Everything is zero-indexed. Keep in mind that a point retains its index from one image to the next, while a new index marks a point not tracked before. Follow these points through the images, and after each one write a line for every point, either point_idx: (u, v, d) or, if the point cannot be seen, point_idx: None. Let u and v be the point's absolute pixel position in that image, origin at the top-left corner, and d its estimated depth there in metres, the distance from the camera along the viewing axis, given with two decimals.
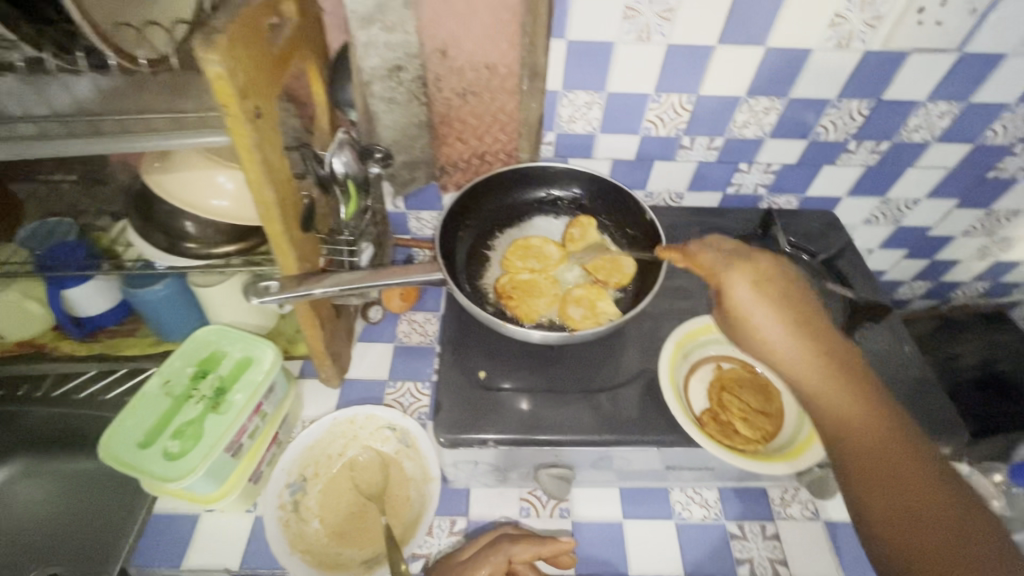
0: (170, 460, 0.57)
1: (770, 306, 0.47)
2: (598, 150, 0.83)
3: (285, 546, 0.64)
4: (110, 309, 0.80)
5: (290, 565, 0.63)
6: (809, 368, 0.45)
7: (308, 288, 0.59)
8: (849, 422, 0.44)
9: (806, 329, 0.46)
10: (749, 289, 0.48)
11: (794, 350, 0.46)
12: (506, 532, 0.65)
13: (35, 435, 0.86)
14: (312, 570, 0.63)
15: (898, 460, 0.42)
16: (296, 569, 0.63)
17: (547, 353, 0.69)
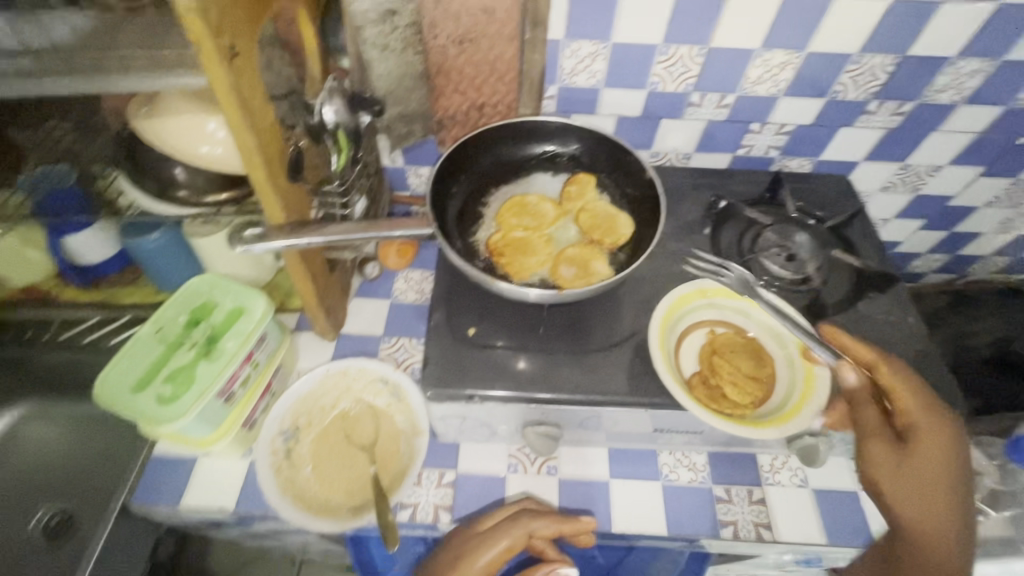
0: (161, 404, 0.59)
1: (924, 416, 0.55)
2: (601, 106, 0.80)
3: (277, 491, 0.66)
4: (111, 257, 0.81)
5: (281, 508, 0.65)
6: (932, 512, 0.53)
7: (298, 238, 0.59)
8: (943, 520, 0.53)
9: (945, 484, 0.53)
10: (928, 440, 0.54)
11: (931, 474, 0.53)
12: (528, 507, 0.66)
13: (45, 376, 0.91)
14: (302, 514, 0.65)
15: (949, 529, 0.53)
16: (287, 513, 0.65)
17: (539, 313, 0.68)
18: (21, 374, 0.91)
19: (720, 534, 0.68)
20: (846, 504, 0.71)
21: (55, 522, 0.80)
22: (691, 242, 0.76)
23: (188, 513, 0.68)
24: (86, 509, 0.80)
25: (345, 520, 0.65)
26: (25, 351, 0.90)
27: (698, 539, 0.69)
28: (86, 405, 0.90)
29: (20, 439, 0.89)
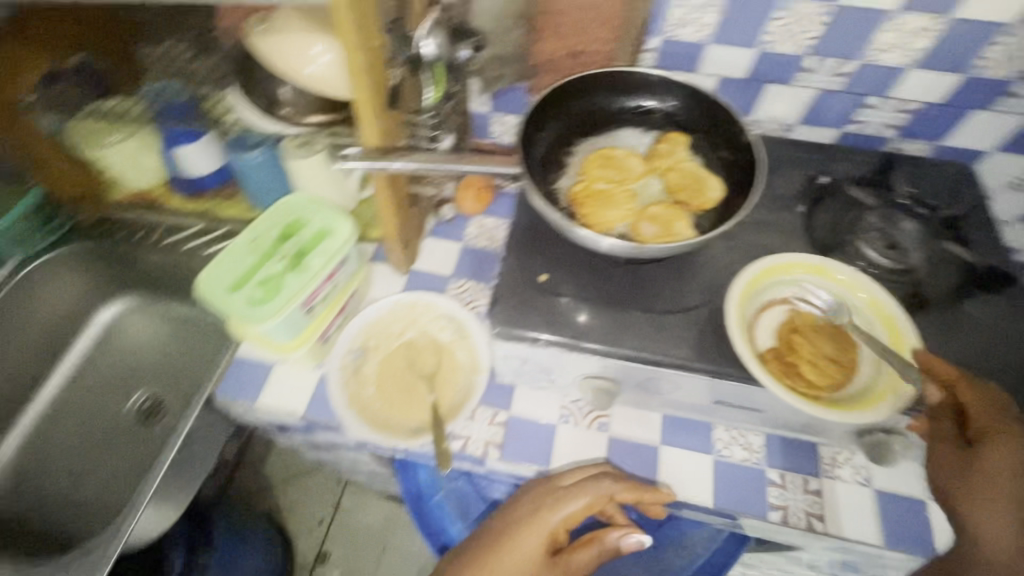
0: (253, 305, 0.63)
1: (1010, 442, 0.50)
2: (704, 63, 0.76)
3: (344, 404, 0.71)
4: (213, 171, 0.87)
5: (347, 420, 0.70)
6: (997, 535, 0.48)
7: (386, 163, 0.60)
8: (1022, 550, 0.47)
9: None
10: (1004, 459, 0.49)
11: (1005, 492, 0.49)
12: (606, 471, 0.66)
13: (143, 275, 0.98)
14: (363, 427, 0.69)
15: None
16: (352, 425, 0.70)
17: (612, 269, 0.67)
18: (122, 272, 0.98)
19: (768, 516, 0.67)
20: (911, 510, 0.67)
21: (147, 404, 0.95)
22: (782, 217, 0.72)
23: (263, 412, 0.75)
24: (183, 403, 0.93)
25: (403, 439, 0.69)
26: (123, 249, 0.94)
27: (743, 517, 0.67)
28: (173, 308, 0.99)
29: (120, 332, 1.00)
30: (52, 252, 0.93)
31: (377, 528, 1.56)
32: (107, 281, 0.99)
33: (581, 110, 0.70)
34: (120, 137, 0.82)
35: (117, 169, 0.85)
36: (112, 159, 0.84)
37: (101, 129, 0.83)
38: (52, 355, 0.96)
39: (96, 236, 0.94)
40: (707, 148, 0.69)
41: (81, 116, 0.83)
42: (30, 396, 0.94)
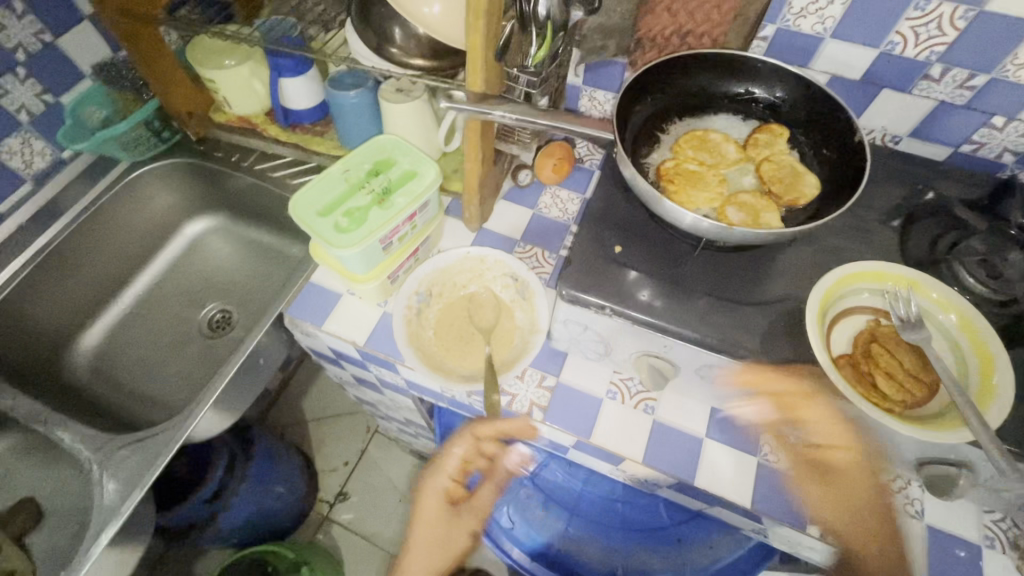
0: (338, 231, 0.67)
1: (839, 447, 0.64)
2: (818, 58, 0.73)
3: (405, 341, 0.73)
4: (312, 107, 0.92)
5: (404, 355, 0.72)
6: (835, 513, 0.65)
7: (489, 109, 0.62)
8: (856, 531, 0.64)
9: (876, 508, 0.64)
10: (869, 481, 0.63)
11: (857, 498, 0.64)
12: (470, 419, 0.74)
13: (231, 196, 1.04)
14: (419, 364, 0.72)
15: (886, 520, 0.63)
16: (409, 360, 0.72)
17: (689, 251, 0.66)
18: (214, 191, 1.05)
19: (807, 529, 0.65)
20: (963, 553, 0.63)
21: (218, 316, 1.03)
22: (876, 229, 0.69)
23: (326, 336, 0.79)
24: (257, 318, 1.02)
25: (455, 383, 0.71)
26: (217, 167, 0.99)
27: (780, 524, 0.66)
28: (254, 232, 1.08)
29: (205, 246, 1.08)
30: (155, 161, 0.98)
31: (397, 478, 1.62)
32: (203, 198, 1.06)
33: (683, 88, 0.68)
34: (237, 62, 0.86)
35: (228, 95, 0.90)
36: (225, 83, 0.88)
37: (218, 53, 0.87)
38: (142, 259, 1.04)
39: (196, 151, 1.00)
40: (808, 144, 0.66)
41: (204, 37, 0.87)
42: (117, 293, 1.01)
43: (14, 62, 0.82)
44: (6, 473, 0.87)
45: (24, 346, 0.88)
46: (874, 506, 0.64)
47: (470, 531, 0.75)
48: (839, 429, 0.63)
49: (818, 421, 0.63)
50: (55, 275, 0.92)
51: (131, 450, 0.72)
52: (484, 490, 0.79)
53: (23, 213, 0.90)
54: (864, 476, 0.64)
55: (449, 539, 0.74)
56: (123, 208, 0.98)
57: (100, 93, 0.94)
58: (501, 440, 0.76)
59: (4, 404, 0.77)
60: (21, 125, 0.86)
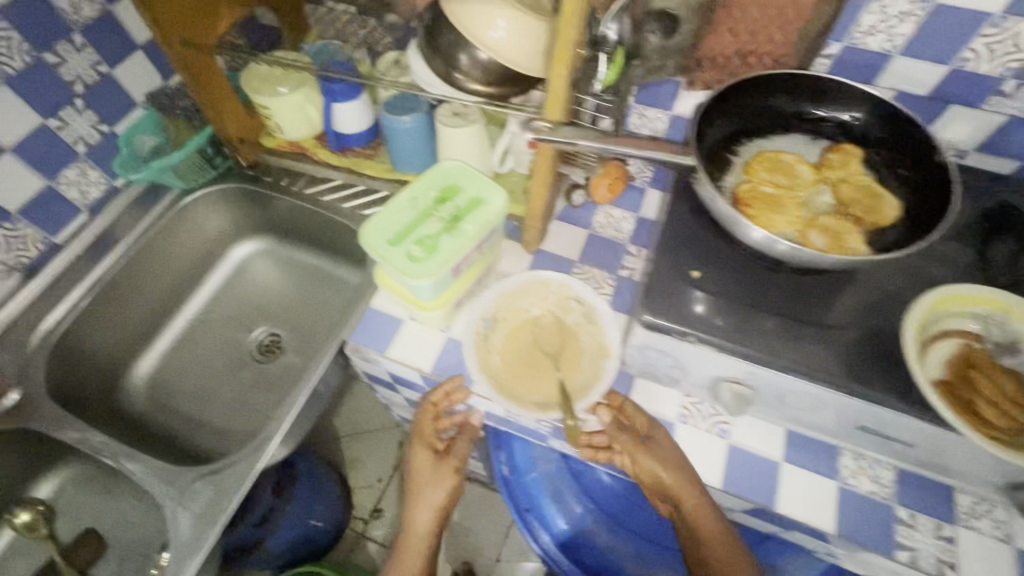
0: (411, 261, 0.66)
1: (675, 475, 0.66)
2: (884, 75, 0.72)
3: (475, 369, 0.73)
4: (362, 131, 0.91)
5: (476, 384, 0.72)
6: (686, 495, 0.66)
7: (573, 140, 0.61)
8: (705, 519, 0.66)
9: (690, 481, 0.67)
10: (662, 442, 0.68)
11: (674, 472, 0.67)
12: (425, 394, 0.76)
13: (277, 219, 1.05)
14: (491, 392, 0.72)
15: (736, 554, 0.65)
16: (481, 389, 0.72)
17: (767, 276, 0.65)
18: (260, 213, 1.05)
19: (896, 555, 0.64)
20: None
21: (268, 340, 1.03)
22: (952, 247, 0.68)
23: (391, 363, 0.79)
24: (305, 343, 1.02)
25: (529, 412, 0.70)
26: (267, 192, 1.00)
27: (868, 551, 0.65)
28: (301, 255, 1.08)
29: (251, 270, 1.08)
30: (207, 188, 0.99)
31: None
32: (250, 222, 1.07)
33: (753, 109, 0.68)
34: (291, 89, 0.86)
35: (281, 121, 0.90)
36: (280, 110, 0.87)
37: (272, 81, 0.87)
38: (192, 284, 1.04)
39: (247, 177, 1.01)
40: (882, 163, 0.66)
41: (258, 64, 0.88)
42: (170, 319, 1.01)
43: (73, 95, 0.82)
44: (67, 505, 0.87)
45: (84, 378, 0.88)
46: (708, 530, 0.65)
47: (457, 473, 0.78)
48: (663, 449, 0.68)
49: (655, 446, 0.68)
50: (113, 303, 0.92)
51: (205, 484, 0.72)
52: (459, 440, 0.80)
53: (78, 243, 0.91)
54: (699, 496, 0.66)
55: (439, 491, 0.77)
56: (175, 235, 0.98)
57: (152, 120, 0.94)
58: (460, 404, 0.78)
59: (73, 437, 0.78)
60: (77, 156, 0.86)
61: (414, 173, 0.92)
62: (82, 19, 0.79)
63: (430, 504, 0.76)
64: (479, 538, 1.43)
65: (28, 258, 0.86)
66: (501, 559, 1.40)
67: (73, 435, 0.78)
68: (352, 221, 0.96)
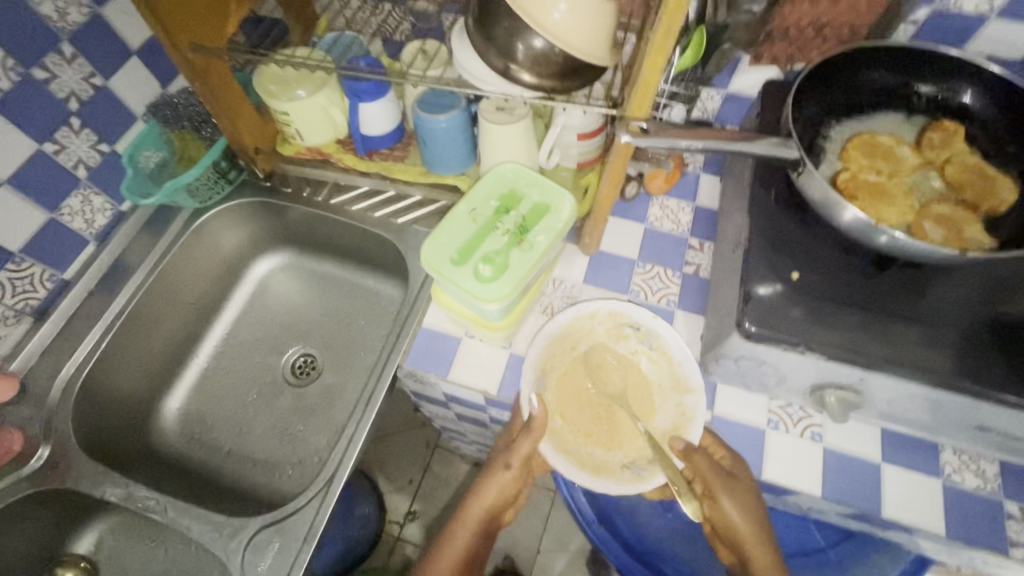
0: (481, 282, 0.60)
1: (750, 529, 0.60)
2: (975, 40, 0.66)
3: (553, 451, 0.67)
4: (389, 131, 0.83)
5: (561, 468, 0.66)
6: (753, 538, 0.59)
7: (671, 139, 0.53)
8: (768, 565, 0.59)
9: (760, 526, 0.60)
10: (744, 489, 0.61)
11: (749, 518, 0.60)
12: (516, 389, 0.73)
13: (299, 230, 0.97)
14: (576, 469, 0.66)
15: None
16: (567, 471, 0.66)
17: (871, 274, 0.60)
18: (280, 226, 0.97)
19: (1010, 553, 0.61)
20: None
21: (302, 361, 0.96)
22: None
23: (453, 386, 0.73)
24: (342, 363, 0.95)
25: (625, 480, 0.66)
26: (286, 204, 0.92)
27: (980, 551, 0.62)
28: (327, 266, 1.01)
29: (274, 288, 1.01)
30: (222, 203, 0.91)
31: None
32: (270, 235, 0.99)
33: (840, 89, 0.62)
34: (311, 91, 0.77)
35: (301, 127, 0.81)
36: (300, 115, 0.79)
37: (289, 84, 0.78)
38: (214, 307, 0.97)
39: (264, 188, 0.92)
40: (986, 141, 0.61)
41: (271, 63, 0.79)
42: (195, 347, 0.94)
43: (68, 113, 0.73)
44: (108, 557, 0.81)
45: (113, 422, 0.82)
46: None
47: (509, 469, 0.67)
48: (743, 494, 0.61)
49: (739, 487, 0.61)
50: (134, 338, 0.84)
51: (269, 535, 0.66)
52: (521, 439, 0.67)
53: (89, 277, 0.83)
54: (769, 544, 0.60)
55: (494, 488, 0.68)
56: (191, 256, 0.90)
57: (155, 133, 0.84)
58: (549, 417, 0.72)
59: (116, 492, 0.72)
60: (79, 182, 0.78)
61: (453, 175, 0.83)
62: (69, 26, 0.70)
63: (483, 499, 0.68)
64: (520, 534, 1.40)
65: (36, 298, 0.78)
66: (542, 553, 1.38)
67: (115, 492, 0.73)
68: (387, 230, 0.89)
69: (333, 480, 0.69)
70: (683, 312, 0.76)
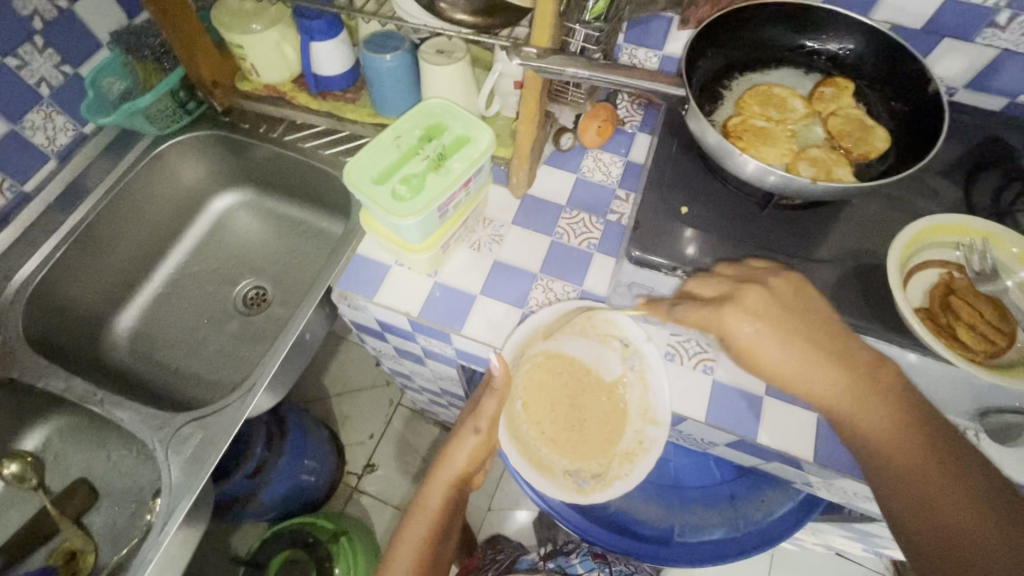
0: (397, 200, 0.65)
1: (800, 353, 0.54)
2: (878, 9, 0.70)
3: (507, 437, 0.77)
4: (342, 72, 0.87)
5: (508, 452, 0.76)
6: (832, 382, 0.53)
7: (562, 67, 0.58)
8: (898, 433, 0.50)
9: (817, 346, 0.54)
10: (753, 322, 0.55)
11: (784, 343, 0.54)
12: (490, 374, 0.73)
13: (257, 169, 1.01)
14: (523, 462, 0.76)
15: (924, 436, 0.49)
16: (513, 457, 0.76)
17: (756, 212, 0.65)
18: (239, 163, 1.01)
19: (869, 479, 0.67)
20: None
21: (253, 293, 1.01)
22: (940, 184, 0.67)
23: (379, 308, 0.78)
24: (294, 297, 1.00)
25: (564, 486, 0.76)
26: (245, 139, 0.96)
27: (844, 477, 0.68)
28: (283, 206, 1.05)
29: (233, 223, 1.05)
30: (181, 134, 0.95)
31: (421, 447, 1.57)
32: (231, 172, 1.03)
33: (744, 41, 0.67)
34: (265, 27, 0.82)
35: (256, 60, 0.85)
36: (254, 49, 0.83)
37: (244, 18, 0.82)
38: (171, 237, 1.01)
39: (222, 123, 0.96)
40: (875, 98, 0.65)
41: None
42: (150, 271, 0.99)
43: (31, 31, 0.77)
44: (55, 455, 0.87)
45: (64, 330, 0.87)
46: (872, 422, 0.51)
47: (476, 433, 0.75)
48: (767, 334, 0.55)
49: (745, 298, 0.56)
50: (88, 254, 0.89)
51: (193, 428, 0.73)
52: (486, 399, 0.73)
53: (48, 193, 0.88)
54: (854, 353, 0.54)
55: (468, 456, 0.77)
56: (151, 183, 0.95)
57: (118, 62, 0.88)
58: (515, 398, 0.78)
59: (60, 387, 0.78)
60: (41, 99, 0.82)
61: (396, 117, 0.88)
62: None
63: (456, 463, 0.77)
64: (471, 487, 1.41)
65: None
66: (492, 508, 1.39)
67: (58, 385, 0.78)
68: (334, 167, 0.93)
69: (256, 386, 0.74)
70: (602, 254, 0.81)
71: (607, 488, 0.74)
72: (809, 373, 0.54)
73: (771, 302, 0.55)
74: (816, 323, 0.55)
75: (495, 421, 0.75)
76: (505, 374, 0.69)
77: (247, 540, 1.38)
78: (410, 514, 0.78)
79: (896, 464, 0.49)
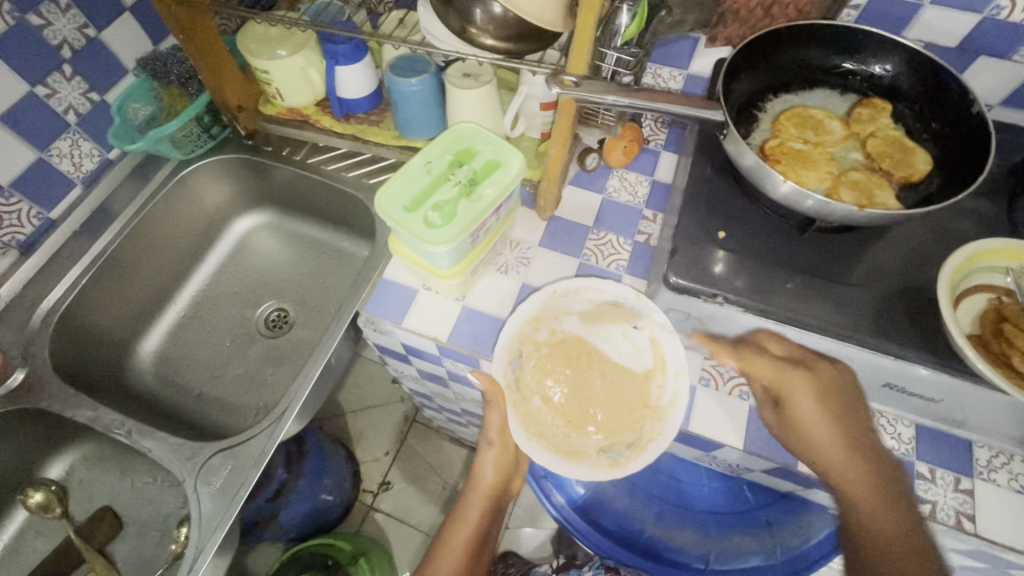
0: (430, 227, 0.64)
1: (834, 436, 0.57)
2: (912, 27, 0.69)
3: (525, 436, 0.70)
4: (366, 95, 0.86)
5: (533, 450, 0.69)
6: (854, 468, 0.57)
7: (598, 94, 0.58)
8: (898, 527, 0.55)
9: (850, 436, 0.58)
10: (810, 404, 0.58)
11: (827, 425, 0.57)
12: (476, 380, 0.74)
13: (278, 189, 1.01)
14: (550, 456, 0.69)
15: (908, 532, 0.55)
16: (541, 456, 0.68)
17: (795, 235, 0.64)
18: (260, 184, 1.01)
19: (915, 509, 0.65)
20: None
21: (276, 315, 1.01)
22: (978, 205, 0.66)
23: (407, 333, 0.77)
24: (317, 314, 1.00)
25: (599, 465, 0.69)
26: (267, 162, 0.96)
27: None
28: (305, 227, 1.05)
29: (256, 245, 1.05)
30: (205, 158, 0.95)
31: (438, 466, 1.55)
32: (254, 194, 1.03)
33: (780, 64, 0.67)
34: (291, 52, 0.81)
35: (282, 86, 0.85)
36: (281, 75, 0.83)
37: (270, 44, 0.82)
38: (195, 259, 1.02)
39: (246, 146, 0.97)
40: (913, 119, 0.65)
41: (258, 23, 0.83)
42: (172, 295, 0.99)
43: (61, 61, 0.78)
44: (80, 482, 0.86)
45: (88, 357, 0.87)
46: (868, 505, 0.56)
47: (493, 445, 0.77)
48: (819, 417, 0.58)
49: (814, 374, 0.59)
50: (113, 281, 0.89)
51: (223, 459, 0.72)
52: (490, 413, 0.74)
53: (75, 219, 0.88)
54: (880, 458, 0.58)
55: (496, 466, 0.78)
56: (173, 207, 0.95)
57: (145, 87, 0.89)
58: (528, 394, 0.72)
59: (87, 417, 0.77)
60: (69, 126, 0.82)
61: (422, 140, 0.87)
62: None
63: (487, 477, 0.78)
64: None
65: (24, 233, 0.83)
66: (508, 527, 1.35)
67: (83, 414, 0.78)
68: (358, 189, 0.93)
69: (287, 412, 0.74)
70: (630, 277, 0.80)
71: (644, 455, 0.68)
72: (845, 456, 0.57)
73: (827, 384, 0.58)
74: (854, 404, 0.59)
75: (505, 432, 0.76)
76: (490, 385, 0.71)
77: (263, 563, 1.37)
78: (446, 530, 0.77)
79: (888, 550, 0.54)
